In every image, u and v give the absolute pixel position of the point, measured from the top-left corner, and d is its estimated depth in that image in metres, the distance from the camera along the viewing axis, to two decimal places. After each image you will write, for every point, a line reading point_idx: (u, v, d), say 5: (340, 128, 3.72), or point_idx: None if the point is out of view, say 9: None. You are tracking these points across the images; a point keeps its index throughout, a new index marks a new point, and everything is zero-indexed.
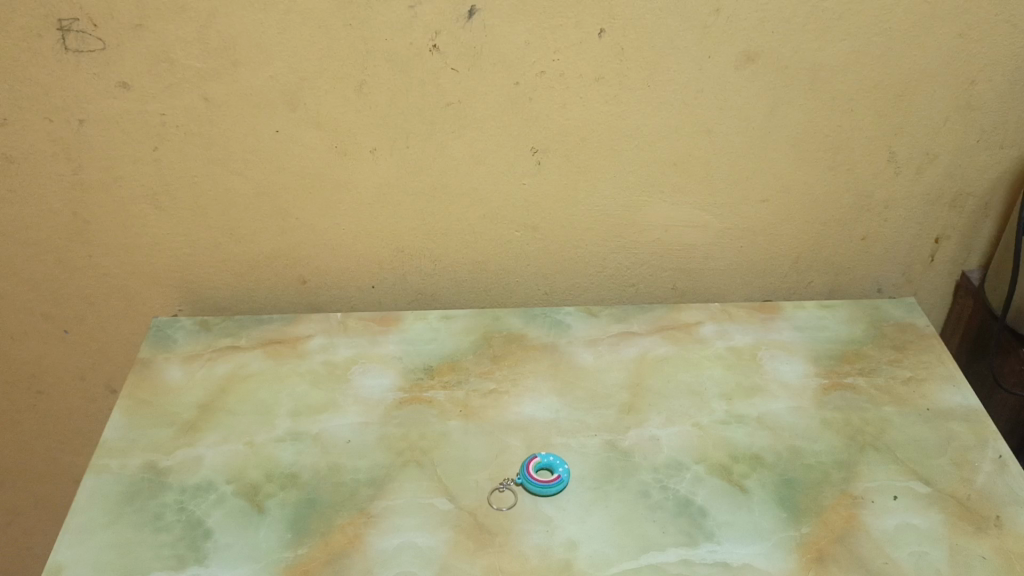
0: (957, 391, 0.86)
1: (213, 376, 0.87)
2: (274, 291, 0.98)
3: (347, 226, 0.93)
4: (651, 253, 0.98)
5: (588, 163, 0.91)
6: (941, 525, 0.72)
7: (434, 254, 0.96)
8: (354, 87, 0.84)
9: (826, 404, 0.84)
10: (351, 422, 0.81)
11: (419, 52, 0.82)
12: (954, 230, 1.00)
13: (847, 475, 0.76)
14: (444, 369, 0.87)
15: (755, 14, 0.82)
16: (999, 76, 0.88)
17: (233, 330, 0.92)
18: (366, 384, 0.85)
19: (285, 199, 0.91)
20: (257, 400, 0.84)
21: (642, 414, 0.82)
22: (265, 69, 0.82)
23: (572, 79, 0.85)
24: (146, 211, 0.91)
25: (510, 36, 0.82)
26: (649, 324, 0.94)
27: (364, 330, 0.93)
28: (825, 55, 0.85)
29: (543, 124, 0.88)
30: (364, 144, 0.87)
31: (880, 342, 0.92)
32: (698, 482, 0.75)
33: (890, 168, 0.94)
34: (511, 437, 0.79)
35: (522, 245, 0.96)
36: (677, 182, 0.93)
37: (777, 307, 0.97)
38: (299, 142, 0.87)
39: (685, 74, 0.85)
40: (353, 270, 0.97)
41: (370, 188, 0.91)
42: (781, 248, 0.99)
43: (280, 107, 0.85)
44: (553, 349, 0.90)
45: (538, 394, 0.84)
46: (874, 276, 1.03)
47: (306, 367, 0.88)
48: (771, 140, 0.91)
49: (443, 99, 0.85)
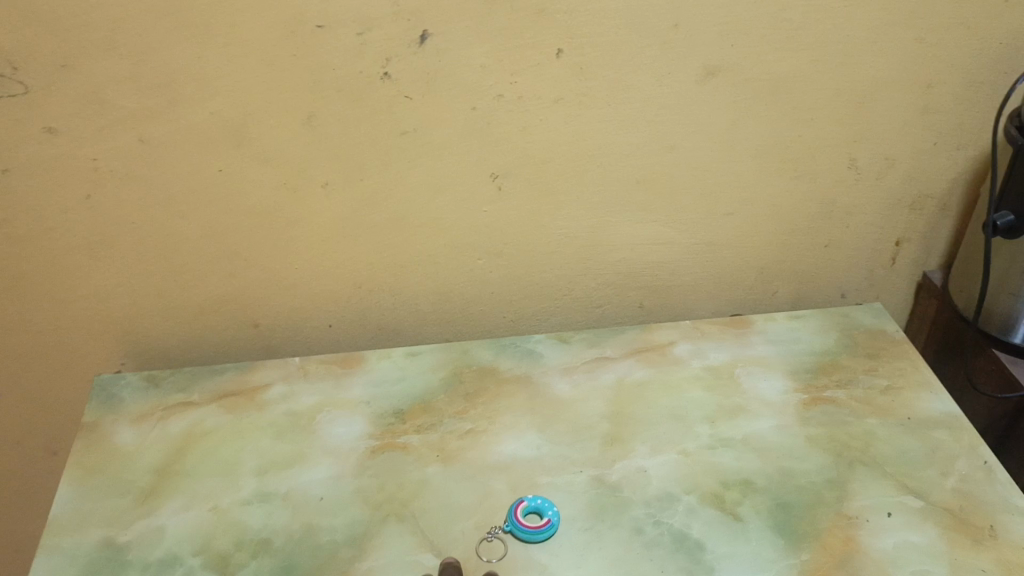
0: (935, 397, 0.85)
1: (168, 437, 0.81)
2: (226, 335, 0.93)
3: (302, 264, 0.89)
4: (617, 274, 0.97)
5: (550, 186, 0.88)
6: (939, 540, 0.71)
7: (395, 286, 0.92)
8: (303, 120, 0.79)
9: (809, 420, 0.83)
10: (323, 476, 0.76)
11: (370, 81, 0.77)
12: (914, 233, 1.00)
13: (840, 494, 0.75)
14: (415, 412, 0.83)
15: (714, 28, 0.79)
16: (956, 80, 0.87)
17: (185, 384, 0.87)
18: (334, 434, 0.81)
19: (233, 240, 0.86)
20: (218, 459, 0.78)
21: (627, 445, 0.79)
22: (207, 106, 0.77)
23: (532, 102, 0.81)
24: (81, 262, 0.84)
25: (466, 60, 0.77)
26: (622, 347, 0.92)
27: (326, 373, 0.88)
28: (786, 66, 0.83)
29: (503, 148, 0.84)
30: (316, 179, 0.83)
31: (854, 351, 0.91)
32: (691, 514, 0.73)
33: (851, 176, 0.93)
34: (494, 479, 0.76)
35: (484, 272, 0.93)
36: (642, 200, 0.91)
37: (748, 321, 0.96)
38: (246, 180, 0.82)
39: (647, 91, 0.83)
40: (310, 309, 0.92)
41: (325, 223, 0.86)
42: (746, 260, 0.98)
43: (224, 144, 0.79)
44: (528, 381, 0.87)
45: (518, 431, 0.81)
46: (838, 282, 1.03)
47: (268, 420, 0.82)
48: (734, 154, 0.89)
49: (399, 128, 0.81)
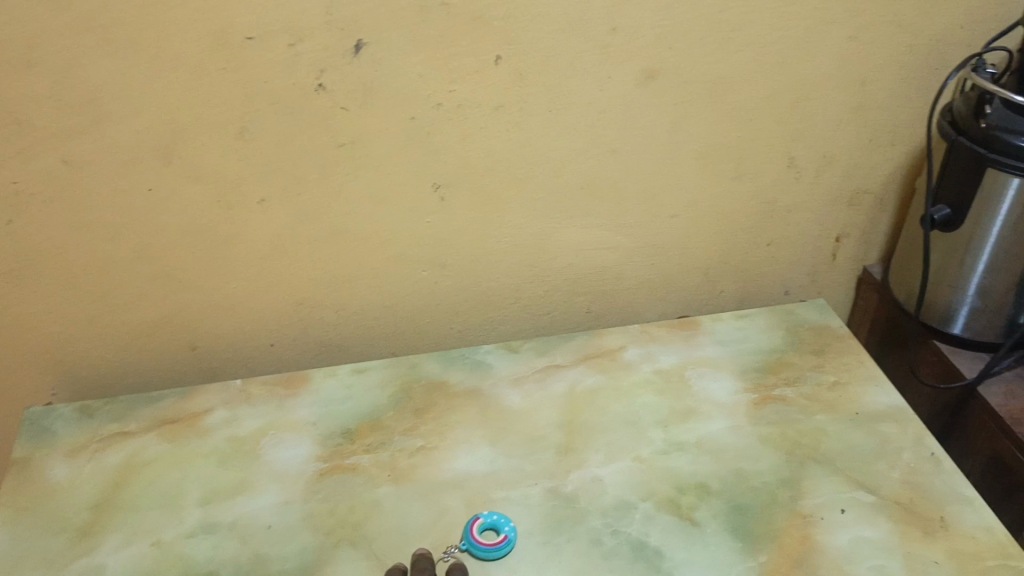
0: (881, 391, 0.86)
1: (105, 469, 0.77)
2: (163, 358, 0.90)
3: (240, 283, 0.86)
4: (564, 280, 0.96)
5: (493, 195, 0.87)
6: (892, 534, 0.71)
7: (338, 301, 0.90)
8: (236, 134, 0.76)
9: (760, 419, 0.83)
10: (270, 503, 0.74)
11: (304, 93, 0.75)
12: (853, 229, 1.01)
13: (794, 493, 0.75)
14: (364, 431, 0.81)
15: (653, 31, 0.79)
16: (889, 77, 0.88)
17: (121, 413, 0.83)
18: (281, 458, 0.78)
19: (167, 260, 0.83)
20: (159, 491, 0.75)
21: (581, 454, 0.79)
22: (133, 123, 0.74)
23: (472, 110, 0.80)
24: (5, 288, 0.82)
25: (403, 69, 0.75)
26: (572, 354, 0.91)
27: (269, 396, 0.85)
28: (724, 68, 0.83)
29: (443, 158, 0.82)
30: (251, 195, 0.80)
31: (801, 349, 0.92)
32: (649, 521, 0.72)
33: (791, 175, 0.94)
34: (448, 496, 0.74)
35: (429, 284, 0.92)
36: (586, 206, 0.90)
37: (696, 322, 0.96)
38: (178, 199, 0.79)
39: (587, 96, 0.82)
40: (249, 328, 0.90)
41: (262, 240, 0.83)
42: (691, 262, 0.99)
43: (153, 162, 0.76)
44: (478, 394, 0.85)
45: (470, 445, 0.79)
46: (780, 280, 1.04)
47: (210, 446, 0.79)
48: (676, 156, 0.89)
49: (336, 140, 0.78)
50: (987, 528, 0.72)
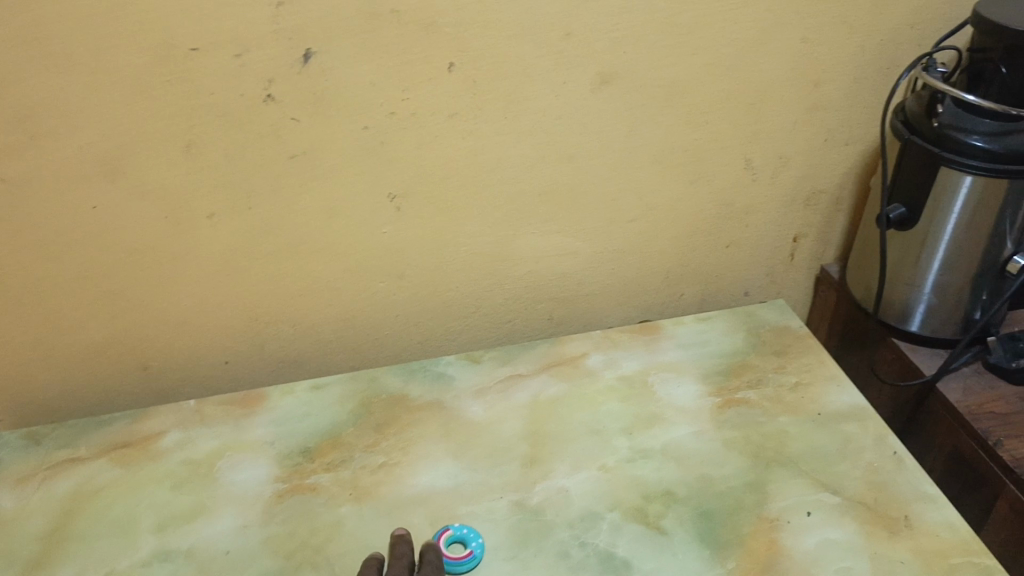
0: (843, 391, 0.86)
1: (54, 498, 0.75)
2: (113, 379, 0.87)
3: (192, 300, 0.84)
4: (524, 287, 0.95)
5: (450, 204, 0.85)
6: (858, 535, 0.71)
7: (294, 315, 0.88)
8: (182, 148, 0.74)
9: (724, 423, 0.83)
10: (228, 528, 0.71)
11: (252, 104, 0.73)
12: (810, 228, 1.02)
13: (760, 497, 0.75)
14: (324, 449, 0.79)
15: (607, 35, 0.78)
16: (842, 77, 0.89)
17: (70, 438, 0.80)
18: (238, 480, 0.76)
19: (114, 279, 0.80)
20: (112, 519, 0.72)
21: (546, 465, 0.78)
22: (74, 139, 0.71)
23: (426, 118, 0.78)
24: None
25: (354, 78, 0.74)
26: (535, 363, 0.90)
27: (225, 416, 0.83)
28: (679, 71, 0.83)
29: (398, 168, 0.81)
30: (200, 210, 0.78)
31: (762, 350, 0.92)
32: (616, 531, 0.71)
33: (748, 176, 0.94)
34: (412, 514, 0.72)
35: (387, 295, 0.90)
36: (544, 212, 0.89)
37: (657, 326, 0.96)
38: (124, 216, 0.76)
39: (543, 101, 0.81)
40: (202, 346, 0.88)
41: (213, 255, 0.81)
42: (651, 265, 0.98)
43: (96, 179, 0.74)
44: (440, 406, 0.84)
45: (433, 460, 0.78)
46: (740, 281, 1.04)
47: (164, 471, 0.77)
48: (634, 160, 0.88)
49: (287, 151, 0.76)
50: (951, 524, 0.72)
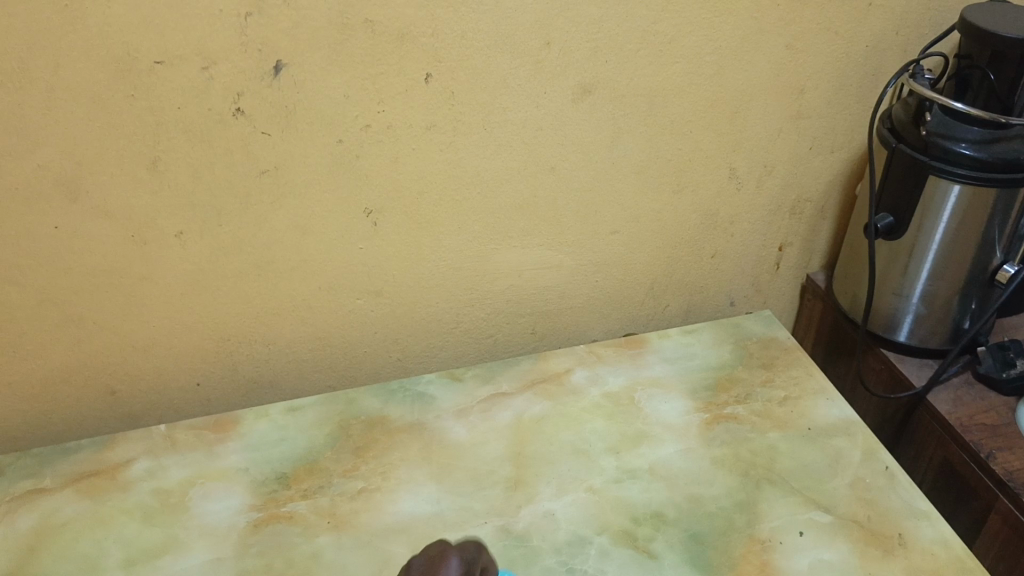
0: (831, 404, 0.85)
1: (16, 533, 0.71)
2: (79, 405, 0.84)
3: (160, 321, 0.81)
4: (506, 302, 0.93)
5: (428, 218, 0.83)
6: (851, 555, 0.69)
7: (268, 335, 0.86)
8: (147, 166, 0.71)
9: (712, 440, 0.81)
10: (200, 562, 0.68)
11: (221, 118, 0.70)
12: (795, 237, 1.00)
13: (750, 517, 0.73)
14: (300, 475, 0.76)
15: (587, 44, 0.76)
16: (826, 84, 0.87)
17: (33, 469, 0.77)
18: (210, 511, 0.73)
19: (78, 302, 0.77)
20: (77, 555, 0.69)
21: (531, 488, 0.75)
22: (32, 158, 0.68)
23: (402, 131, 0.76)
24: None
25: (326, 90, 0.71)
26: (518, 380, 0.88)
27: (197, 442, 0.80)
28: (661, 80, 0.81)
29: (373, 183, 0.78)
30: (167, 229, 0.75)
31: (748, 363, 0.90)
32: (605, 557, 0.69)
33: (732, 186, 0.92)
34: (393, 543, 0.70)
35: (365, 312, 0.87)
36: (525, 225, 0.87)
37: (642, 340, 0.94)
38: (86, 237, 0.73)
39: (522, 112, 0.78)
40: (172, 369, 0.85)
41: (182, 276, 0.78)
42: (635, 277, 0.96)
43: (57, 199, 0.71)
44: (421, 428, 0.81)
45: (414, 485, 0.75)
46: (725, 291, 1.03)
47: (133, 502, 0.74)
48: (616, 171, 0.86)
49: (258, 167, 0.74)
50: (945, 541, 0.70)
